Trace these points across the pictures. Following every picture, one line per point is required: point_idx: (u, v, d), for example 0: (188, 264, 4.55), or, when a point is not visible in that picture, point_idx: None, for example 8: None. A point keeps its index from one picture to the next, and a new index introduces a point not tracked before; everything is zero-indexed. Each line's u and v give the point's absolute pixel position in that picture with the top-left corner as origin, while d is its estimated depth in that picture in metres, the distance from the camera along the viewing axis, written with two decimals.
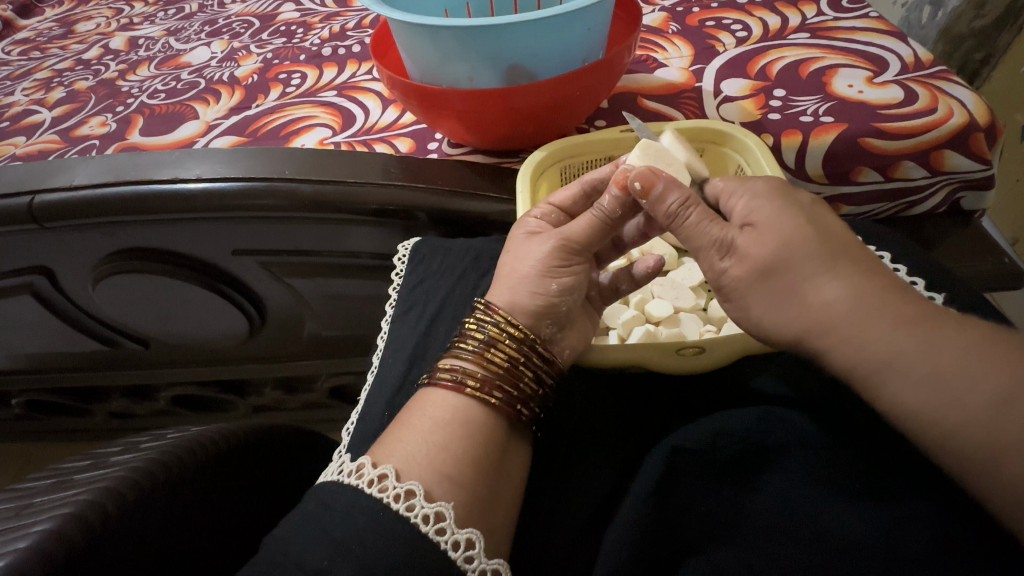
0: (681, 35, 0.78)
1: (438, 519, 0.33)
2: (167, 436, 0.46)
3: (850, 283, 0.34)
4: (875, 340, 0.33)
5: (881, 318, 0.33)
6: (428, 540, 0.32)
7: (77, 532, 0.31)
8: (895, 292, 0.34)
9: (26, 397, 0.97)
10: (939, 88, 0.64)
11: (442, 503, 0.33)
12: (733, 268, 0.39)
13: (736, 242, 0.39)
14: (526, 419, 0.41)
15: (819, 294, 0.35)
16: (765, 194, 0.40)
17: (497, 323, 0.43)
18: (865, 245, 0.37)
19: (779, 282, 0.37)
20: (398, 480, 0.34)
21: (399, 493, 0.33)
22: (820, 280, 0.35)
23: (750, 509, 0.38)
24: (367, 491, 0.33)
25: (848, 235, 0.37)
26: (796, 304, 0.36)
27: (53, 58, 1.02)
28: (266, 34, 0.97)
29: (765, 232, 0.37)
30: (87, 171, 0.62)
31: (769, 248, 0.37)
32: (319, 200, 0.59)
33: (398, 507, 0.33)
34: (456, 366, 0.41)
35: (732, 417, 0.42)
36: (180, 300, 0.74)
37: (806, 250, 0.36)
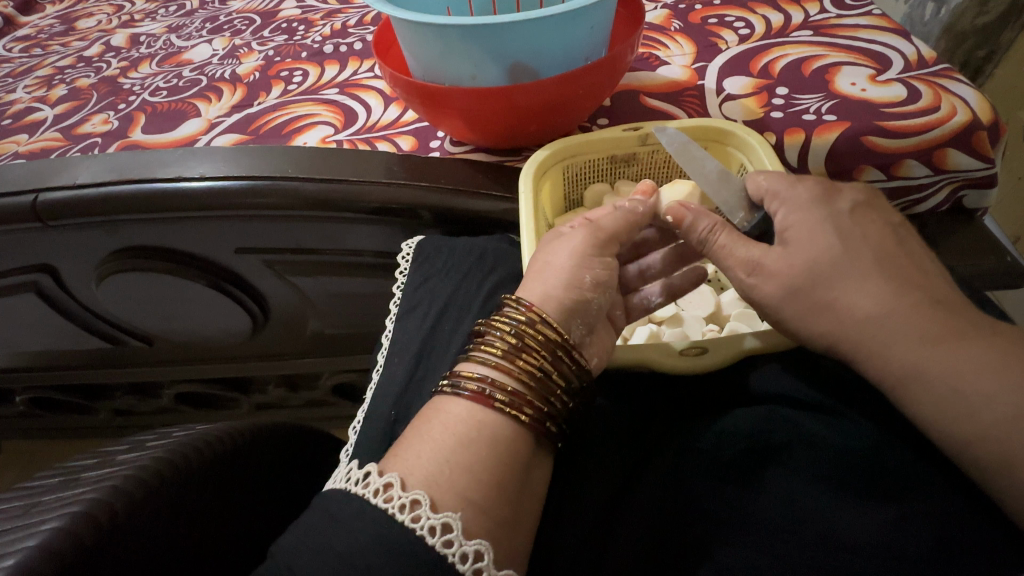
0: (683, 33, 0.78)
1: (445, 529, 0.32)
2: (173, 434, 0.47)
3: (886, 297, 0.37)
4: (902, 356, 0.35)
5: (912, 332, 0.35)
6: (434, 552, 0.31)
7: (87, 532, 0.32)
8: (927, 310, 0.36)
9: (30, 394, 0.97)
10: (942, 86, 0.64)
11: (449, 513, 0.32)
12: (761, 286, 0.41)
13: (764, 262, 0.41)
14: (552, 435, 0.39)
15: (854, 302, 0.37)
16: (808, 205, 0.42)
17: (529, 324, 0.41)
18: (902, 260, 0.39)
19: (817, 290, 0.39)
20: (403, 489, 0.33)
21: (404, 503, 0.33)
22: (860, 290, 0.37)
23: (752, 506, 0.38)
24: (372, 501, 0.33)
25: (883, 248, 0.40)
26: (827, 315, 0.38)
27: (54, 55, 1.02)
28: (267, 31, 0.97)
29: (794, 253, 0.40)
30: (90, 169, 0.62)
31: (808, 255, 0.39)
32: (323, 198, 0.59)
33: (403, 518, 0.32)
34: (481, 374, 0.39)
35: (737, 417, 0.42)
36: (183, 299, 0.74)
37: (845, 259, 0.39)
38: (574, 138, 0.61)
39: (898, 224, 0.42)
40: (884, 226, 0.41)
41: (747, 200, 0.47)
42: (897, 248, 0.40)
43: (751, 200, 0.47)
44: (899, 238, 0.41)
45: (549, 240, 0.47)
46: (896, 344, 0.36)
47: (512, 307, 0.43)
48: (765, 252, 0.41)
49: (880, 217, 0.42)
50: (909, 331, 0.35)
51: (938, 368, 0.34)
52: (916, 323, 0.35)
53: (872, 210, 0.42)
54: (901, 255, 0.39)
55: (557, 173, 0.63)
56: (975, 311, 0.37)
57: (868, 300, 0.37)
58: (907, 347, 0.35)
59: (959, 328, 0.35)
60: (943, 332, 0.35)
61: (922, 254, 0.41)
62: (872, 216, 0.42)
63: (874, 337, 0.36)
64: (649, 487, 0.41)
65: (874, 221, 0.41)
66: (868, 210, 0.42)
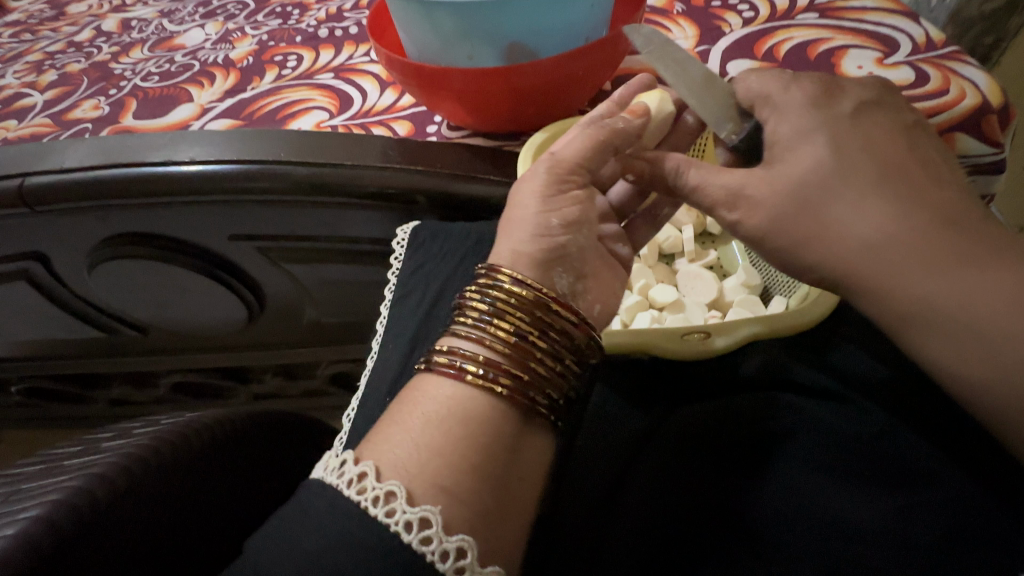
0: (686, 15, 0.76)
1: (419, 525, 0.31)
2: (160, 422, 0.46)
3: (890, 215, 0.35)
4: (903, 282, 0.34)
5: (916, 255, 0.34)
6: (408, 548, 0.30)
7: (66, 521, 0.31)
8: (934, 227, 0.34)
9: (25, 384, 0.96)
10: (951, 69, 0.63)
11: (427, 508, 0.31)
12: (744, 218, 0.38)
13: (746, 189, 0.38)
14: (542, 408, 0.37)
15: (857, 224, 0.35)
16: (800, 111, 0.39)
17: (500, 290, 0.39)
18: (911, 166, 0.36)
19: (815, 212, 0.36)
20: (378, 480, 0.32)
21: (378, 495, 0.31)
22: (862, 209, 0.35)
23: (752, 489, 0.38)
24: (345, 493, 0.32)
25: (890, 154, 0.37)
26: (822, 241, 0.36)
27: (44, 40, 1.00)
28: (261, 15, 0.95)
29: (782, 174, 0.37)
30: (78, 153, 0.61)
31: (805, 174, 0.36)
32: (316, 183, 0.58)
33: (376, 512, 0.31)
34: (457, 349, 0.38)
35: (740, 402, 0.43)
36: (177, 287, 0.73)
37: (846, 176, 0.36)
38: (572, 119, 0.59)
39: (907, 124, 0.39)
40: (892, 129, 0.38)
41: (737, 110, 0.43)
42: (904, 154, 0.37)
43: (741, 108, 0.43)
44: (907, 140, 0.38)
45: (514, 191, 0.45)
46: (900, 267, 0.34)
47: (482, 277, 0.41)
48: (744, 180, 0.38)
49: (886, 119, 0.39)
50: (914, 253, 0.34)
51: (941, 290, 0.33)
52: (918, 246, 0.34)
53: (877, 112, 0.39)
54: (907, 161, 0.36)
55: None
56: (984, 224, 0.35)
57: (868, 221, 0.35)
58: (909, 272, 0.34)
59: (964, 243, 0.34)
60: (947, 250, 0.33)
61: (930, 157, 0.37)
62: (878, 119, 0.38)
63: (876, 260, 0.35)
64: (649, 465, 0.42)
65: (880, 125, 0.38)
66: (873, 114, 0.39)
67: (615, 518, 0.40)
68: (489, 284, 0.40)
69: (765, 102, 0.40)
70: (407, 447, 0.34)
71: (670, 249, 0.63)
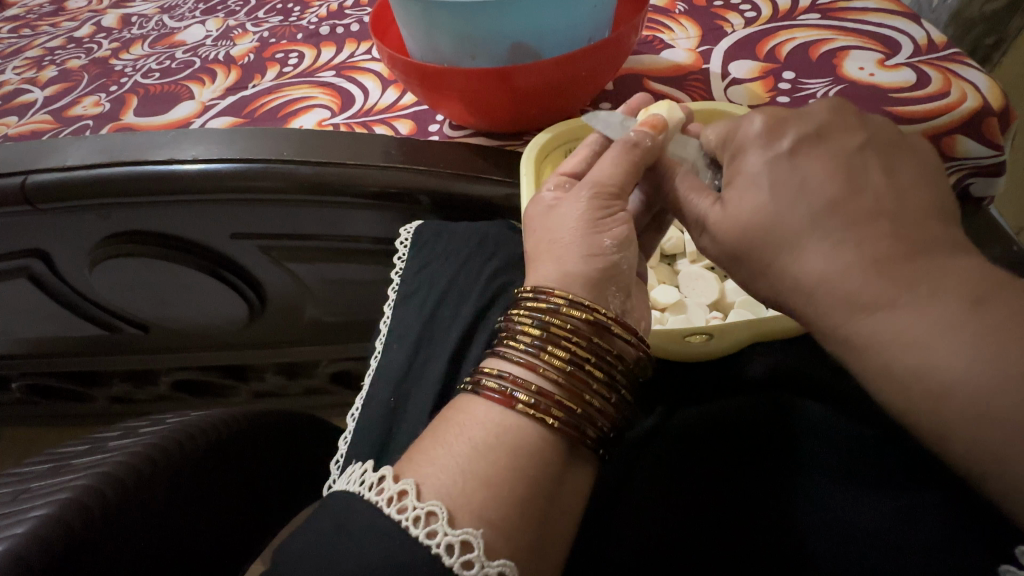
0: (688, 15, 0.76)
1: (461, 549, 0.30)
2: (167, 420, 0.46)
3: (830, 259, 0.32)
4: (837, 324, 0.32)
5: (852, 297, 0.31)
6: (451, 572, 0.30)
7: (77, 520, 0.31)
8: (872, 269, 0.31)
9: (26, 381, 0.96)
10: (952, 71, 0.63)
11: (469, 531, 0.30)
12: (711, 246, 0.39)
13: (707, 218, 0.39)
14: (591, 442, 0.37)
15: (796, 273, 0.33)
16: (749, 142, 0.37)
17: (554, 313, 0.38)
18: (860, 198, 0.33)
19: (756, 258, 0.35)
20: (418, 499, 0.32)
21: (419, 515, 0.31)
22: (800, 255, 0.33)
23: (761, 494, 0.39)
24: (385, 511, 0.31)
25: (834, 186, 0.34)
26: (769, 276, 0.35)
27: (44, 36, 0.99)
28: (262, 12, 0.94)
29: (730, 208, 0.37)
30: (81, 151, 0.61)
31: (745, 219, 0.36)
32: (319, 181, 0.58)
33: (417, 533, 0.30)
34: (506, 375, 0.37)
35: (755, 405, 0.43)
36: (179, 285, 0.73)
37: (784, 213, 0.34)
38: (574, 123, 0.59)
39: (856, 148, 0.35)
40: (842, 157, 0.35)
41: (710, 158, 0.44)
42: (847, 187, 0.33)
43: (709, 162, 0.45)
44: (854, 167, 0.34)
45: (538, 203, 0.44)
46: (842, 314, 0.31)
47: (529, 298, 0.40)
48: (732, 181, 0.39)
49: (832, 145, 0.35)
50: (860, 293, 0.31)
51: (891, 334, 0.30)
52: (852, 288, 0.31)
53: (822, 140, 0.36)
54: (853, 194, 0.33)
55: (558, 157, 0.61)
56: (940, 262, 0.30)
57: (807, 259, 0.33)
58: (845, 316, 0.31)
59: (914, 282, 0.30)
60: (893, 293, 0.30)
61: (883, 181, 0.34)
62: (826, 147, 0.35)
63: (821, 306, 0.32)
64: (659, 463, 0.42)
65: (821, 156, 0.35)
66: (816, 142, 0.36)
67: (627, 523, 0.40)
68: (545, 307, 0.39)
69: (726, 144, 0.40)
70: (425, 452, 0.34)
71: (670, 249, 0.64)
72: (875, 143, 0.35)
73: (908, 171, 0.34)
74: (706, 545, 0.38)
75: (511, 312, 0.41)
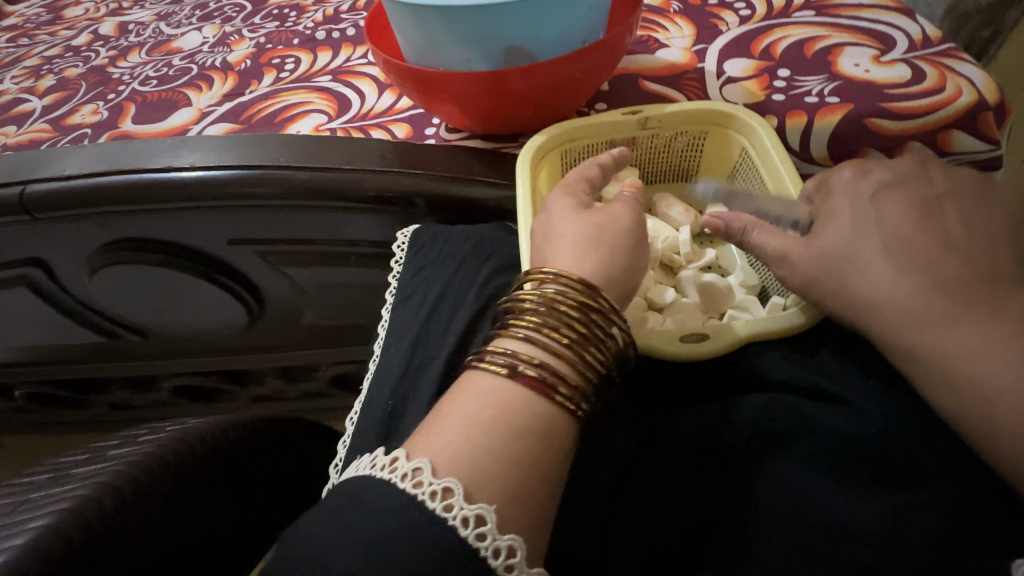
0: (683, 15, 0.76)
1: (478, 523, 0.30)
2: (164, 429, 0.46)
3: (895, 280, 0.38)
4: (919, 337, 0.36)
5: (934, 311, 0.36)
6: (467, 545, 0.29)
7: (75, 529, 0.31)
8: (944, 290, 0.36)
9: (28, 389, 0.97)
10: (948, 66, 0.63)
11: (483, 506, 0.30)
12: (788, 276, 0.43)
13: (790, 250, 0.43)
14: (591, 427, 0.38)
15: (863, 289, 0.39)
16: (839, 192, 0.44)
17: (604, 313, 0.39)
18: (929, 235, 0.39)
19: (832, 277, 0.40)
20: (434, 476, 0.31)
21: (435, 490, 0.31)
22: (871, 275, 0.39)
23: (737, 495, 0.37)
24: (400, 486, 0.31)
25: (908, 225, 0.40)
26: (844, 292, 0.40)
27: (42, 45, 1.00)
28: (258, 18, 0.95)
29: (815, 238, 0.42)
30: (78, 160, 0.61)
31: (825, 246, 0.41)
32: (315, 187, 0.58)
33: (434, 506, 0.30)
34: (547, 364, 0.36)
35: (739, 404, 0.41)
36: (178, 292, 0.73)
37: (860, 240, 0.40)
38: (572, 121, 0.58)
39: (932, 195, 0.42)
40: (914, 202, 0.41)
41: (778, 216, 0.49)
42: (921, 227, 0.40)
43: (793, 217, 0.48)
44: (932, 213, 0.41)
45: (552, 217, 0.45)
46: (911, 327, 0.36)
47: (586, 295, 0.39)
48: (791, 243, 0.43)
49: (911, 194, 0.42)
50: (924, 310, 0.36)
51: (957, 342, 0.35)
52: (927, 304, 0.36)
53: (902, 189, 0.42)
54: (924, 233, 0.39)
55: (554, 158, 0.61)
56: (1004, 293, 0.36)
57: (882, 274, 0.38)
58: (927, 329, 0.36)
59: (973, 304, 0.35)
60: (954, 312, 0.36)
61: (956, 223, 0.40)
62: (899, 194, 0.42)
63: (892, 318, 0.37)
64: (656, 470, 0.40)
65: (900, 199, 0.41)
66: (895, 192, 0.42)
67: (601, 507, 0.39)
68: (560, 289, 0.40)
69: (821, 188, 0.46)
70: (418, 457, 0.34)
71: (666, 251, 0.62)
72: (955, 190, 0.42)
73: (975, 217, 0.41)
74: (682, 538, 0.37)
75: (552, 297, 0.39)
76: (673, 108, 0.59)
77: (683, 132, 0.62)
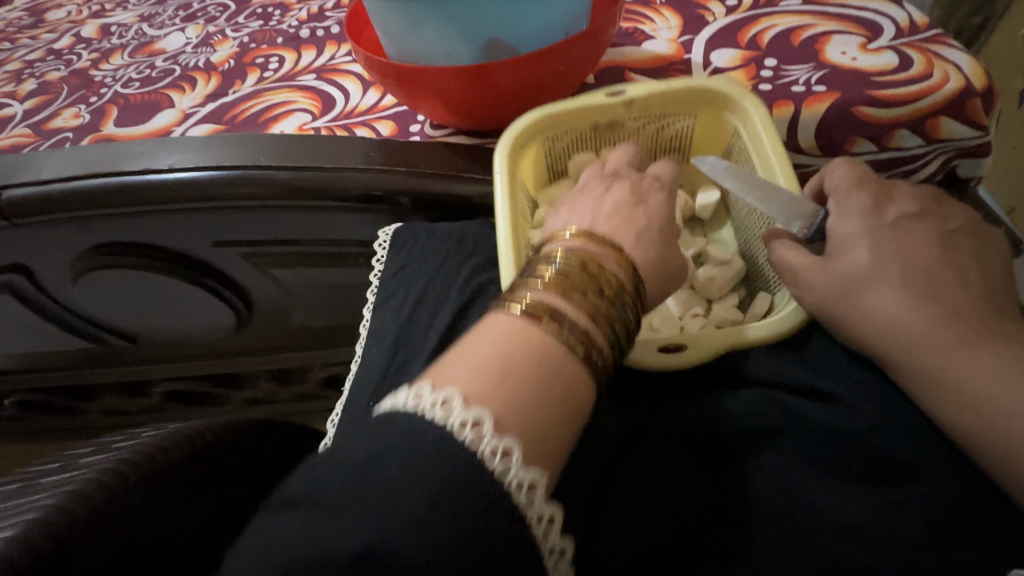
0: (669, 6, 0.75)
1: (532, 489, 0.28)
2: (142, 434, 0.45)
3: (907, 308, 0.36)
4: (928, 362, 0.35)
5: (948, 344, 0.35)
6: (520, 511, 0.28)
7: (42, 539, 0.30)
8: (958, 322, 0.35)
9: (18, 397, 0.96)
10: (935, 52, 0.62)
11: (538, 473, 0.29)
12: (805, 296, 0.42)
13: (802, 274, 0.42)
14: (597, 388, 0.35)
15: (872, 309, 0.38)
16: (856, 212, 0.41)
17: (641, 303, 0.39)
18: (946, 269, 0.38)
19: (845, 301, 0.39)
20: (495, 433, 0.28)
21: (496, 450, 0.27)
22: (882, 301, 0.38)
23: (724, 494, 0.37)
24: (459, 435, 0.27)
25: (927, 257, 0.38)
26: (857, 317, 0.39)
27: (23, 48, 0.98)
28: (242, 17, 0.93)
29: (830, 264, 0.41)
30: (56, 164, 0.60)
31: (842, 272, 0.40)
32: (299, 186, 0.57)
33: (494, 464, 0.27)
34: (606, 340, 0.34)
35: (728, 400, 0.41)
36: (165, 296, 0.73)
37: (878, 267, 0.38)
38: (553, 104, 0.58)
39: (947, 230, 0.41)
40: (932, 235, 0.40)
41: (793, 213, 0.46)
42: (937, 260, 0.38)
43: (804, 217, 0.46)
44: (948, 244, 0.40)
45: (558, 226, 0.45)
46: (921, 354, 0.35)
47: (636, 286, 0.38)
48: (805, 265, 0.42)
49: (928, 224, 0.41)
50: (935, 334, 0.35)
51: (969, 369, 0.34)
52: (938, 333, 0.35)
53: (920, 219, 0.41)
54: (940, 265, 0.38)
55: (536, 145, 0.59)
56: (1009, 327, 0.35)
57: (899, 303, 0.37)
58: (940, 356, 0.35)
59: (984, 335, 0.35)
60: (965, 344, 0.34)
61: (968, 258, 0.39)
62: (917, 225, 0.40)
63: (903, 344, 0.36)
64: (643, 469, 0.38)
65: (919, 230, 0.40)
66: (914, 221, 0.40)
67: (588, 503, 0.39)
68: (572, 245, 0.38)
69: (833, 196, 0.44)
70: None
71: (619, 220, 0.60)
72: (965, 228, 0.41)
73: (985, 254, 0.40)
74: (673, 544, 0.35)
75: (621, 279, 0.37)
76: (657, 88, 0.57)
77: (673, 117, 0.60)
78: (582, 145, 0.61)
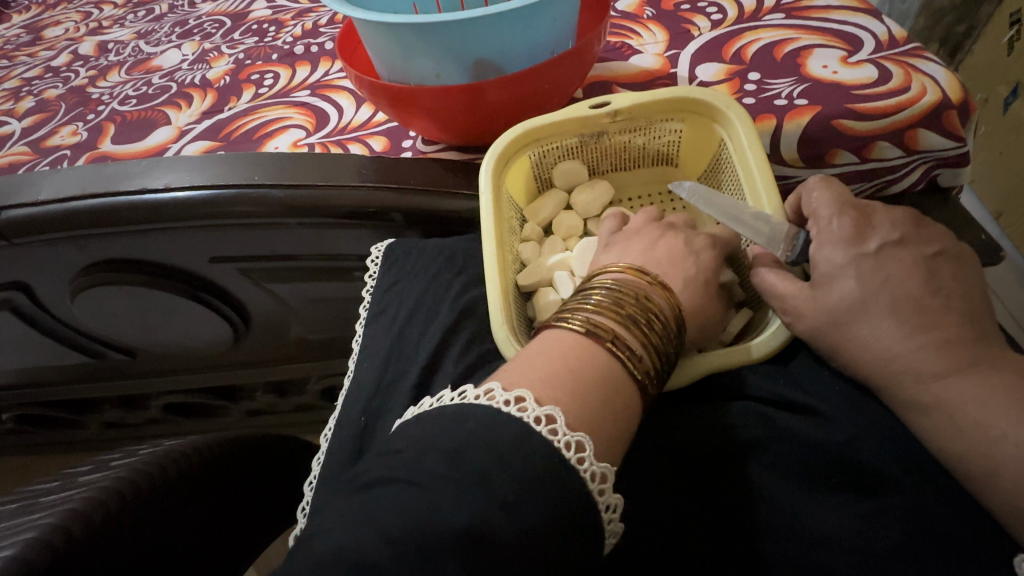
0: (656, 21, 0.77)
1: (601, 481, 0.31)
2: (138, 452, 0.46)
3: (896, 340, 0.37)
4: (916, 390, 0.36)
5: (935, 373, 0.35)
6: (593, 499, 0.30)
7: (41, 558, 0.31)
8: (946, 351, 0.36)
9: (17, 411, 0.97)
10: (913, 65, 0.64)
11: (607, 465, 0.32)
12: (795, 323, 0.43)
13: (790, 302, 0.43)
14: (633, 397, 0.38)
15: (863, 341, 0.38)
16: (835, 239, 0.42)
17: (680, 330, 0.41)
18: (934, 296, 0.38)
19: (835, 331, 0.40)
20: (568, 428, 0.31)
21: (570, 442, 0.30)
22: (871, 332, 0.38)
23: (711, 508, 0.38)
24: (538, 429, 0.30)
25: (915, 286, 0.38)
26: (849, 348, 0.39)
27: (22, 66, 1.00)
28: (237, 34, 0.95)
29: (820, 295, 0.41)
30: (54, 184, 0.62)
31: (831, 303, 0.40)
32: (294, 205, 0.59)
33: (570, 456, 0.30)
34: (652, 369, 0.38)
35: (713, 414, 0.42)
36: (164, 311, 0.73)
37: (867, 300, 0.39)
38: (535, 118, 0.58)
39: (932, 253, 0.40)
40: (916, 260, 0.40)
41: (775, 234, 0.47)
42: (925, 287, 0.38)
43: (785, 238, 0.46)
44: (932, 269, 0.40)
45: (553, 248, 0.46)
46: (910, 384, 0.36)
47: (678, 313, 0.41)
48: (792, 292, 0.43)
49: (912, 250, 0.40)
50: (926, 363, 0.36)
51: (954, 395, 0.35)
52: (925, 363, 0.36)
53: (903, 245, 0.41)
54: (928, 293, 0.38)
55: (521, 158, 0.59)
56: (992, 348, 0.36)
57: (888, 335, 0.37)
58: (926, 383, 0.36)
59: (968, 359, 0.35)
60: (950, 372, 0.35)
61: (952, 279, 0.39)
62: (902, 252, 0.40)
63: (891, 371, 0.37)
64: (629, 480, 0.39)
65: (903, 256, 0.40)
66: (899, 248, 0.40)
67: None
68: (620, 276, 0.42)
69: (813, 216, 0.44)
70: None
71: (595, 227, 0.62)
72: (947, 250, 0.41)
73: (968, 276, 0.40)
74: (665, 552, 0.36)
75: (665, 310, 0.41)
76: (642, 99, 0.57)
77: (655, 121, 0.60)
78: (568, 154, 0.62)
